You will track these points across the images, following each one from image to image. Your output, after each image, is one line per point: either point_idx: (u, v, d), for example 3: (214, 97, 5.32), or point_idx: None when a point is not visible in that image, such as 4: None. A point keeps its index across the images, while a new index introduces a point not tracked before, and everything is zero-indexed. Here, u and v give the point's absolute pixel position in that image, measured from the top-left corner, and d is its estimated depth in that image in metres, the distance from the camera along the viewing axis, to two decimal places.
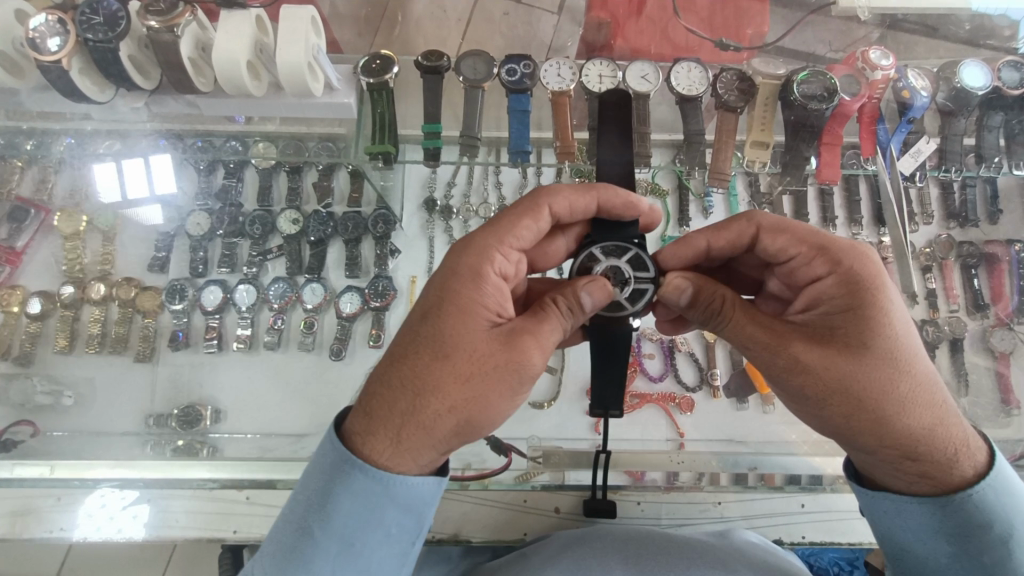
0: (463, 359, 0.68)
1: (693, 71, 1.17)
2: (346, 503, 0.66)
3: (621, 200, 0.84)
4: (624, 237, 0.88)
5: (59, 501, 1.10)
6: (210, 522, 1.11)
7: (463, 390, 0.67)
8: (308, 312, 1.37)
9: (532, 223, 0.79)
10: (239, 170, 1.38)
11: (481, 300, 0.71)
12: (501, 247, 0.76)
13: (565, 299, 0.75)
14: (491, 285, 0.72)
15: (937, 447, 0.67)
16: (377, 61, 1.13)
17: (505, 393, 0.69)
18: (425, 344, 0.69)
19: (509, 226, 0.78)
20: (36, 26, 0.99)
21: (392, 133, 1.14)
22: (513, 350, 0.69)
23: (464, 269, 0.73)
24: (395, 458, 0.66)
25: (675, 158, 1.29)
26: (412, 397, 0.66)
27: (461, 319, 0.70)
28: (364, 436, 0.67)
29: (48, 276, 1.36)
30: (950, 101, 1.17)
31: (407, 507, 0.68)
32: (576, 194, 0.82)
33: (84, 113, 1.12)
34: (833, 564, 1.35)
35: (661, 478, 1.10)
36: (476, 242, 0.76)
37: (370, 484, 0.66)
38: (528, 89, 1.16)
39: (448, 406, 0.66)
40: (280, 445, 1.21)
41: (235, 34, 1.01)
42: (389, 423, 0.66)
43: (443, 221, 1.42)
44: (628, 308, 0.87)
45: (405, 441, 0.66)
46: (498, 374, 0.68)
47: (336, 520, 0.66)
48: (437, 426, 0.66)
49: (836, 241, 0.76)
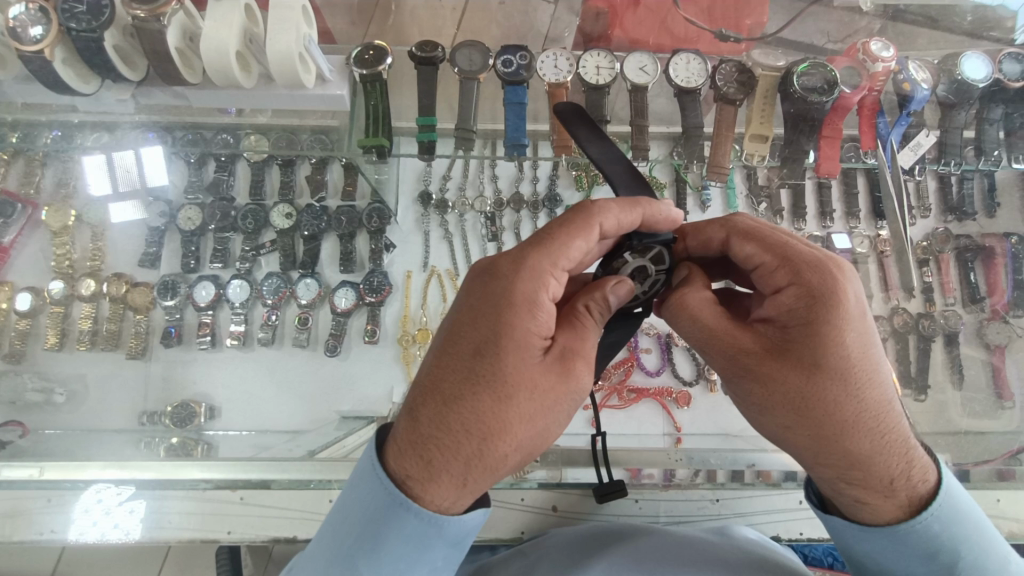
0: (525, 398, 0.65)
1: (693, 62, 1.14)
2: (396, 542, 0.64)
3: (664, 217, 0.79)
4: (652, 239, 0.80)
5: (50, 503, 1.08)
6: (201, 522, 1.09)
7: (528, 427, 0.65)
8: (302, 308, 1.36)
9: (583, 242, 0.73)
10: (230, 163, 1.36)
11: (536, 329, 0.67)
12: (554, 270, 0.70)
13: (596, 306, 0.75)
14: (546, 312, 0.68)
15: (875, 476, 0.66)
16: (371, 51, 1.10)
17: (561, 420, 0.68)
18: (483, 384, 0.64)
19: (560, 248, 0.71)
20: (16, 14, 0.96)
21: (384, 125, 1.12)
22: (569, 376, 0.67)
23: (519, 298, 0.67)
24: (457, 500, 0.64)
25: (672, 151, 1.28)
26: (477, 444, 0.63)
27: (519, 355, 0.65)
28: (426, 484, 0.63)
29: (36, 272, 1.33)
30: (951, 94, 1.14)
31: (456, 541, 0.67)
32: (625, 213, 0.75)
33: (69, 105, 1.10)
34: (828, 554, 1.36)
35: (658, 476, 1.11)
36: (528, 265, 0.69)
37: (426, 526, 0.63)
38: (524, 81, 1.13)
39: (515, 445, 0.64)
40: (275, 442, 1.19)
41: (223, 24, 0.99)
42: (452, 470, 0.63)
43: (439, 215, 1.40)
44: (643, 298, 0.87)
45: (473, 486, 0.63)
46: (557, 404, 0.67)
47: (384, 557, 0.64)
48: (502, 465, 0.64)
49: (800, 254, 0.71)
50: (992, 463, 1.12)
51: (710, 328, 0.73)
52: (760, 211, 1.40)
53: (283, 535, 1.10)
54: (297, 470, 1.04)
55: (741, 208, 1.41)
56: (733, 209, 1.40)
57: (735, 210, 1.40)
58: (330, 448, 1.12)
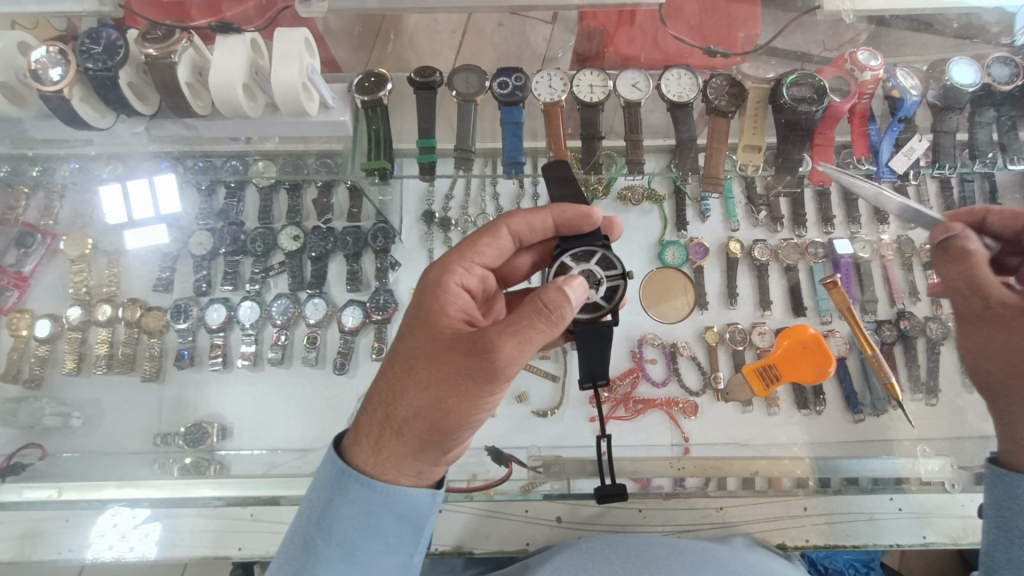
0: (424, 368, 0.73)
1: (683, 78, 1.18)
2: (346, 511, 0.74)
3: (574, 211, 0.90)
4: (586, 243, 0.92)
5: (67, 524, 1.12)
6: (215, 539, 1.13)
7: (425, 397, 0.72)
8: (311, 327, 1.39)
9: (492, 241, 0.89)
10: (240, 189, 1.41)
11: (443, 309, 0.77)
12: (463, 262, 0.85)
13: (549, 296, 0.72)
14: (451, 293, 0.79)
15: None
16: (371, 79, 1.15)
17: (467, 396, 0.72)
18: (398, 359, 0.76)
19: (472, 244, 0.87)
20: (38, 57, 1.02)
21: (387, 149, 1.15)
22: (472, 354, 0.71)
23: (428, 284, 0.80)
24: (380, 466, 0.75)
25: (669, 163, 1.24)
26: (386, 408, 0.75)
27: (423, 331, 0.76)
28: (355, 447, 0.76)
29: (55, 300, 1.38)
30: (940, 99, 1.16)
31: (404, 516, 0.76)
32: (531, 213, 0.90)
33: (85, 139, 1.14)
34: (850, 566, 1.36)
35: (665, 485, 1.10)
36: (441, 261, 0.85)
37: (368, 493, 0.74)
38: (520, 102, 1.17)
39: (414, 412, 0.73)
40: (286, 460, 1.22)
41: (230, 59, 1.04)
42: (372, 434, 0.75)
43: (442, 232, 1.43)
44: (607, 306, 0.90)
45: (383, 449, 0.74)
46: (457, 379, 0.72)
47: (338, 529, 0.74)
48: (408, 432, 0.73)
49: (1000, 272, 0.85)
50: None
51: (974, 277, 0.82)
52: (759, 220, 1.42)
53: None
54: (306, 486, 1.06)
55: (740, 218, 1.44)
56: (732, 218, 1.43)
57: (735, 219, 1.43)
58: None
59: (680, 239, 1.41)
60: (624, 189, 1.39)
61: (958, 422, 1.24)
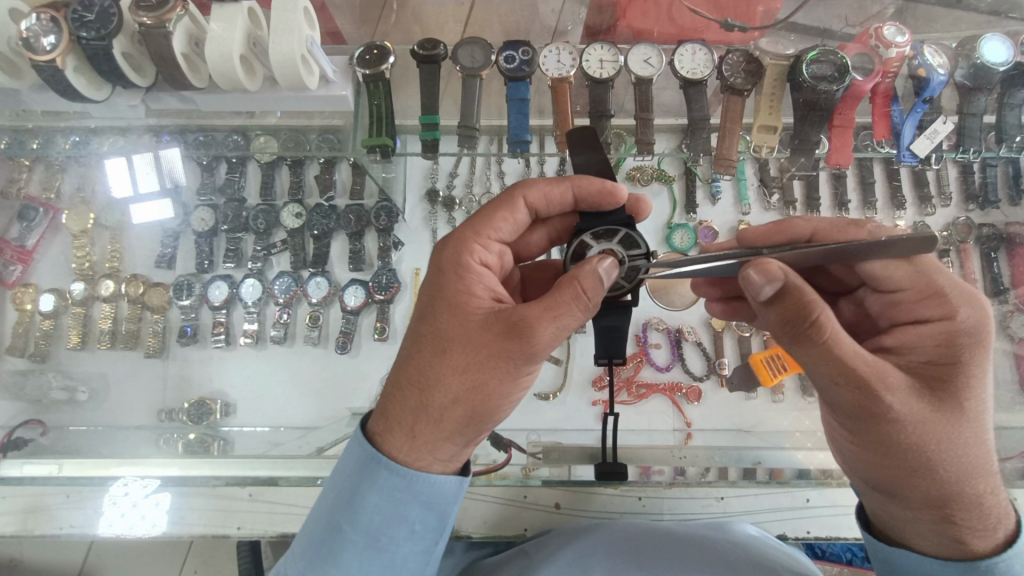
0: (459, 351, 0.71)
1: (699, 53, 1.12)
2: (371, 497, 0.71)
3: (597, 187, 0.85)
4: (609, 223, 0.87)
5: (70, 498, 1.13)
6: (214, 518, 1.15)
7: (464, 381, 0.70)
8: (312, 307, 1.37)
9: (509, 215, 0.84)
10: (241, 164, 1.37)
11: (469, 290, 0.74)
12: (480, 240, 0.80)
13: (588, 281, 0.71)
14: (475, 273, 0.75)
15: (978, 514, 0.67)
16: (374, 50, 1.10)
17: (505, 378, 0.70)
18: (426, 342, 0.73)
19: (486, 220, 0.82)
20: (29, 25, 0.99)
21: (389, 125, 1.11)
22: (511, 337, 0.69)
23: (449, 264, 0.76)
24: (414, 454, 0.71)
25: (681, 144, 1.19)
26: (419, 394, 0.71)
27: (453, 313, 0.73)
28: (384, 435, 0.73)
29: (56, 274, 1.37)
30: (969, 79, 1.10)
31: (429, 503, 0.72)
32: (550, 185, 0.85)
33: (82, 111, 1.11)
34: (847, 550, 1.35)
35: (667, 476, 1.07)
36: (455, 238, 0.80)
37: (394, 479, 0.71)
38: (526, 77, 1.12)
39: (452, 398, 0.70)
40: (288, 439, 1.22)
41: (229, 27, 1.01)
42: (403, 421, 0.72)
43: (446, 212, 1.41)
44: (628, 286, 0.87)
45: (419, 435, 0.71)
46: (495, 361, 0.70)
47: (362, 515, 0.71)
48: (446, 418, 0.70)
49: (946, 280, 0.71)
50: (1014, 460, 1.08)
51: (846, 361, 0.64)
52: (772, 204, 1.38)
53: (291, 530, 1.13)
54: (304, 467, 1.06)
55: (752, 202, 1.39)
56: (744, 201, 1.38)
57: (747, 202, 1.38)
58: (338, 446, 1.14)
59: (688, 223, 1.38)
60: (632, 169, 1.36)
61: None
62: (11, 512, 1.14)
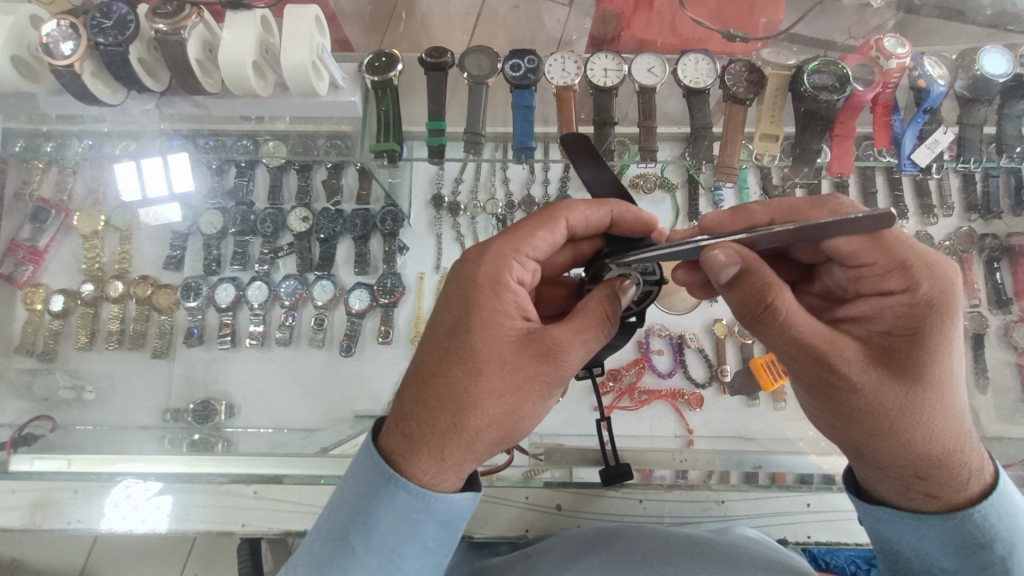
0: (495, 372, 0.70)
1: (701, 64, 1.14)
2: (387, 518, 0.69)
3: (634, 217, 0.87)
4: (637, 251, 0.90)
5: (77, 494, 1.14)
6: (218, 515, 1.15)
7: (499, 405, 0.70)
8: (318, 309, 1.39)
9: (549, 233, 0.81)
10: (249, 169, 1.40)
11: (503, 309, 0.73)
12: (517, 256, 0.78)
13: (612, 307, 0.76)
14: (510, 292, 0.74)
15: (950, 473, 0.68)
16: (382, 58, 1.12)
17: (538, 400, 0.73)
18: (456, 360, 0.71)
19: (525, 236, 0.80)
20: (49, 31, 1.01)
21: (395, 131, 1.14)
22: (546, 359, 0.71)
23: (485, 279, 0.75)
24: (439, 475, 0.70)
25: (683, 152, 1.24)
26: (451, 414, 0.69)
27: (487, 330, 0.71)
28: (406, 456, 0.70)
29: (69, 276, 1.40)
30: (968, 90, 1.12)
31: (445, 521, 0.72)
32: (591, 208, 0.84)
33: (98, 116, 1.15)
34: (852, 563, 1.32)
35: (668, 477, 1.10)
36: (491, 252, 0.77)
37: (414, 501, 0.69)
38: (532, 85, 1.14)
39: (486, 421, 0.70)
40: (291, 440, 1.24)
41: (242, 35, 1.03)
42: (430, 444, 0.69)
43: (451, 218, 1.43)
44: (636, 308, 0.88)
45: (447, 459, 0.69)
46: (530, 385, 0.71)
47: (376, 535, 0.70)
48: (478, 440, 0.70)
49: (911, 253, 0.72)
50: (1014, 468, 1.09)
51: (801, 338, 0.66)
52: None
53: (295, 528, 1.15)
54: (307, 466, 1.07)
55: None
56: None
57: None
58: (343, 445, 1.16)
59: None
60: (636, 175, 1.38)
61: (975, 423, 1.20)
62: (17, 508, 1.14)
